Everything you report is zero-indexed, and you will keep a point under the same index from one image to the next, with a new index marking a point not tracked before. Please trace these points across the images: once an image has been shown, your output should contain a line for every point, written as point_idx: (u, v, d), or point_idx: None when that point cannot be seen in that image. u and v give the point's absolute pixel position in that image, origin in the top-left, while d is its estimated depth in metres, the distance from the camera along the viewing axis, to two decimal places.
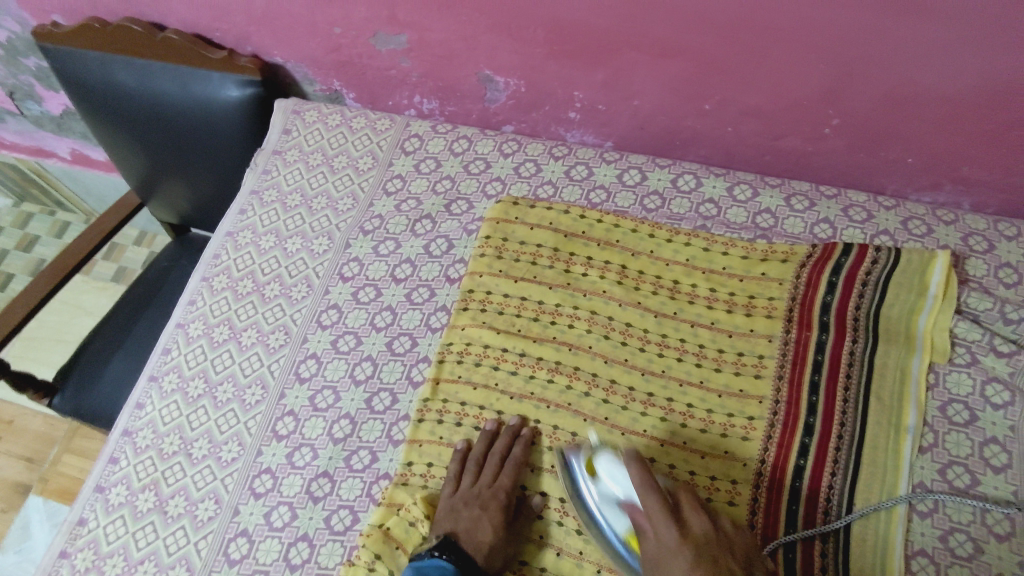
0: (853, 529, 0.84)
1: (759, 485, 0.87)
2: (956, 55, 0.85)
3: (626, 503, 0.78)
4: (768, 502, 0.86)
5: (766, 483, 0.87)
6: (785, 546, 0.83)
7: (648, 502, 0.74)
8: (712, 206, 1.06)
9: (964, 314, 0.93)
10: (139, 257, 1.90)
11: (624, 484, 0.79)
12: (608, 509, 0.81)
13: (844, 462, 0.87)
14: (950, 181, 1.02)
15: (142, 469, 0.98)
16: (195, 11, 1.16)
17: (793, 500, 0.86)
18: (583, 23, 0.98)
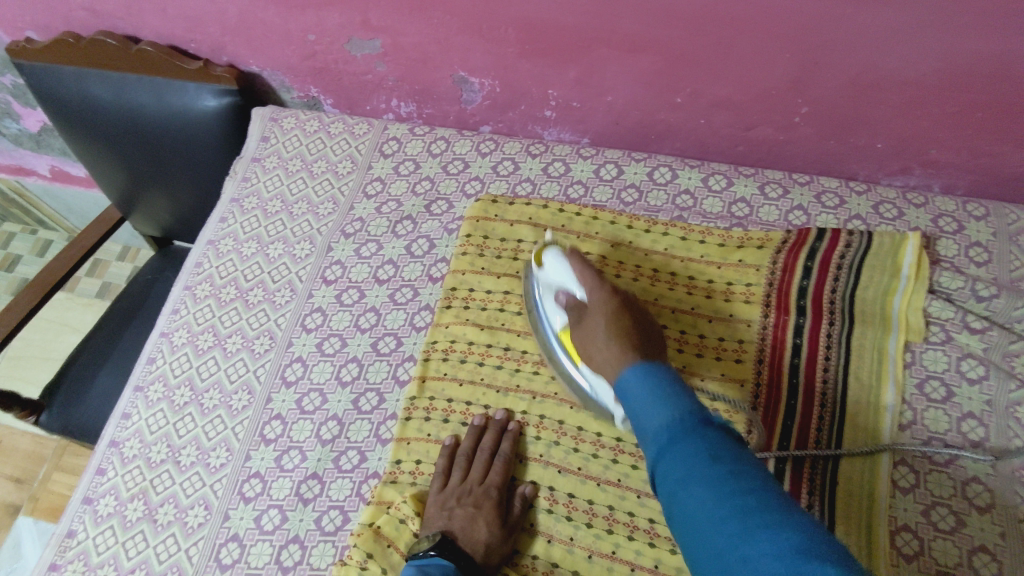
0: (836, 503, 0.82)
1: (757, 393, 0.89)
2: (918, 40, 0.85)
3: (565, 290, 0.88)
4: (767, 410, 0.88)
5: (767, 364, 0.91)
6: (777, 458, 0.85)
7: (585, 283, 0.85)
8: (689, 197, 1.05)
9: (936, 294, 0.93)
10: (123, 272, 1.95)
11: (564, 274, 0.88)
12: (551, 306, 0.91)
13: (827, 414, 0.87)
14: (919, 164, 1.03)
15: (129, 479, 0.95)
16: (169, 23, 1.17)
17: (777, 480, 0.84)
18: (553, 20, 0.97)
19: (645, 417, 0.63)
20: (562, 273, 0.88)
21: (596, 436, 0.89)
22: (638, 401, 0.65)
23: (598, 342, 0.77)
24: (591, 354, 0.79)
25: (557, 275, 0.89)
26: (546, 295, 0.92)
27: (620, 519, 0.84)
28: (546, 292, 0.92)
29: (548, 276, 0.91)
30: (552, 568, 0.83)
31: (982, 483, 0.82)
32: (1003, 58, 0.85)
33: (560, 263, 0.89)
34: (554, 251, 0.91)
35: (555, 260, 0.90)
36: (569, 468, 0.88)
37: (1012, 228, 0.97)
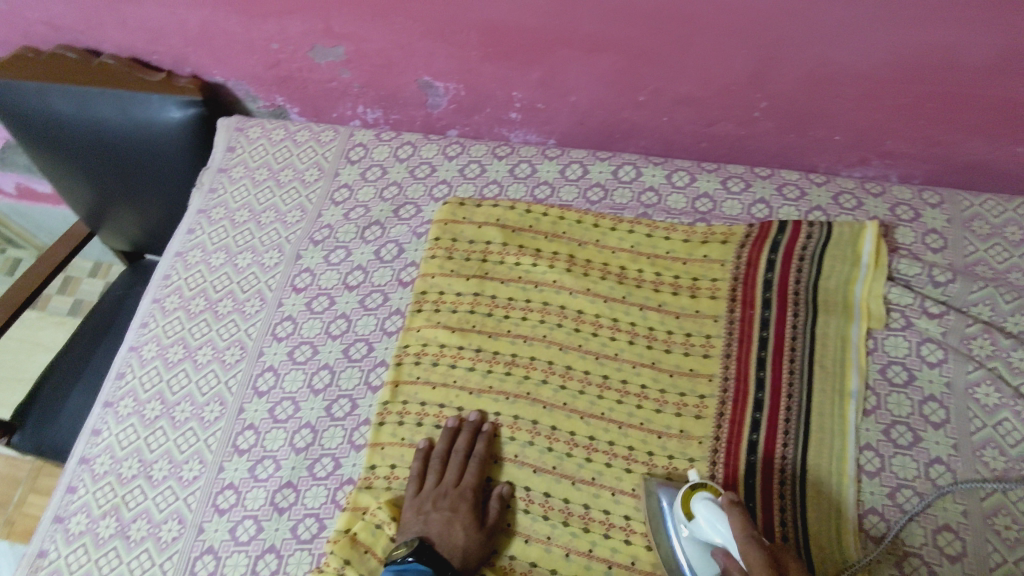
0: (807, 505, 0.83)
1: (716, 445, 0.87)
2: (867, 33, 0.88)
3: (723, 553, 0.75)
4: (727, 482, 0.85)
5: (726, 435, 0.88)
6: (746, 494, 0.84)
7: (750, 559, 0.70)
8: (653, 194, 1.07)
9: (895, 281, 0.95)
10: (95, 289, 1.92)
11: (725, 536, 0.75)
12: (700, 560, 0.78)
13: (789, 494, 0.83)
14: (876, 156, 1.05)
15: (101, 495, 0.94)
16: (131, 35, 1.17)
17: (748, 497, 0.84)
18: (513, 23, 0.98)
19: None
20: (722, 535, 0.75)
21: (570, 436, 0.90)
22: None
23: None
24: None
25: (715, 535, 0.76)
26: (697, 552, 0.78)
27: (596, 518, 0.85)
28: (694, 547, 0.78)
29: (701, 529, 0.77)
30: (531, 568, 0.84)
31: (944, 464, 0.84)
32: (948, 49, 0.87)
33: (718, 521, 0.76)
34: (708, 502, 0.78)
35: (710, 517, 0.76)
36: (544, 468, 0.88)
37: (966, 214, 1.00)
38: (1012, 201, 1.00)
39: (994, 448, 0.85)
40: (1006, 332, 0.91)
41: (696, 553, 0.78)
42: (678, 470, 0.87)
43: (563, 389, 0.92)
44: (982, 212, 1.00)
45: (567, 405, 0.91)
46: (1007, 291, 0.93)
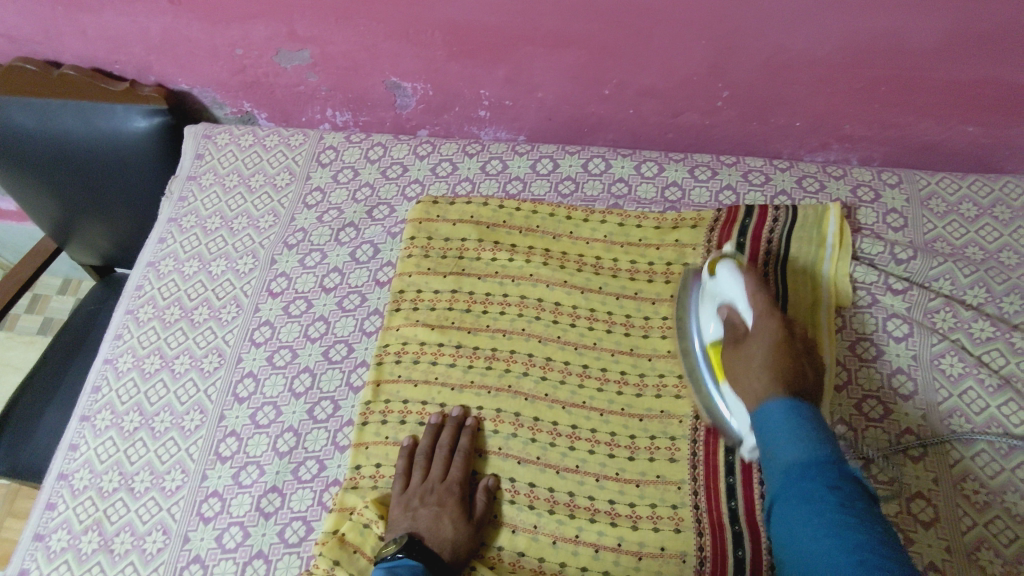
0: (786, 278, 0.97)
1: (697, 425, 0.89)
2: (818, 20, 0.90)
3: (730, 307, 0.87)
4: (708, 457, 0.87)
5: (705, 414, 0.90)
6: (727, 470, 0.86)
7: (755, 303, 0.83)
8: (623, 185, 1.08)
9: (860, 260, 0.98)
10: (65, 307, 1.88)
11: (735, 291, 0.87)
12: (707, 315, 0.90)
13: (771, 268, 0.97)
14: (836, 140, 1.08)
15: (81, 511, 0.93)
16: (91, 45, 1.16)
17: (729, 472, 0.85)
18: (476, 22, 0.99)
19: (778, 451, 0.70)
20: (733, 291, 0.86)
21: (552, 426, 0.91)
22: (776, 438, 0.71)
23: (755, 382, 0.77)
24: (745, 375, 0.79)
25: (727, 292, 0.87)
26: (707, 306, 0.90)
27: (581, 505, 0.86)
28: (706, 303, 0.91)
29: (719, 288, 0.88)
30: (519, 557, 0.85)
31: (915, 435, 0.87)
32: (896, 33, 0.91)
33: (735, 280, 0.86)
34: (731, 265, 0.88)
35: (729, 277, 0.87)
36: (528, 459, 0.89)
37: (924, 193, 1.03)
38: (965, 178, 1.04)
39: (960, 416, 0.88)
40: (967, 304, 0.95)
41: (705, 310, 0.91)
42: (660, 450, 0.89)
43: (543, 379, 0.94)
44: (939, 190, 1.03)
45: (549, 395, 0.93)
46: (965, 265, 0.97)
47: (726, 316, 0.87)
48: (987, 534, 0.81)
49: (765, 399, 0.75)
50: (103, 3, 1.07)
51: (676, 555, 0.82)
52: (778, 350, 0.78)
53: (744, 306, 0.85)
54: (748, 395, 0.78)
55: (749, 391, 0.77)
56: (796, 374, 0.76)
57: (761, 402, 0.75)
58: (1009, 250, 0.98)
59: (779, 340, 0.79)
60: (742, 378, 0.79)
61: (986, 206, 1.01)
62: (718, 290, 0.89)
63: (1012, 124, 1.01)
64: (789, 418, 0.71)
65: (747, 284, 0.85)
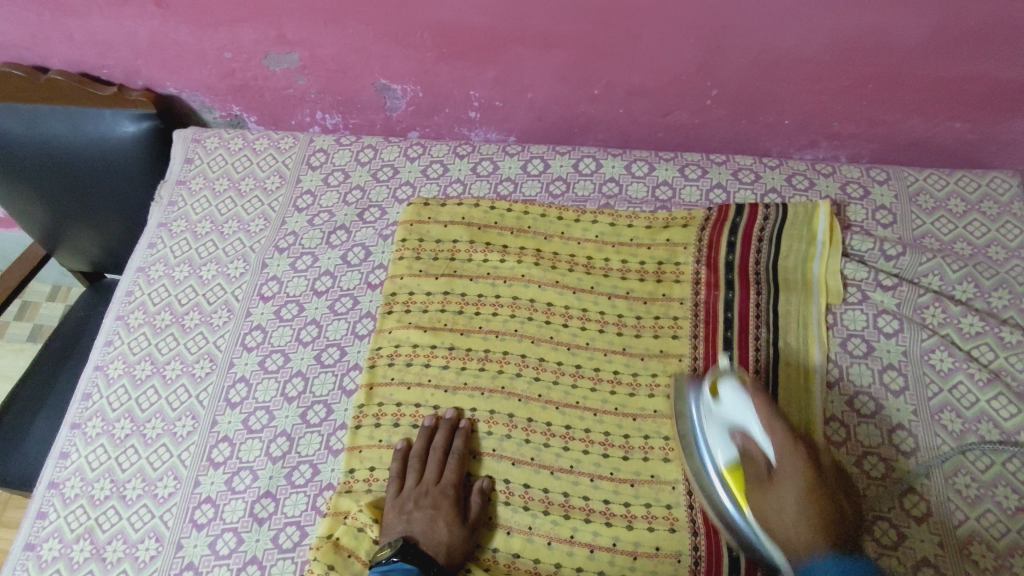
0: (778, 289, 0.96)
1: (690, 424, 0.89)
2: (806, 18, 0.91)
3: (743, 433, 0.83)
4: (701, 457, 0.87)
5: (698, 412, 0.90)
6: None
7: (774, 436, 0.80)
8: (614, 185, 1.09)
9: (850, 257, 0.99)
10: (54, 313, 1.87)
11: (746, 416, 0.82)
12: (714, 436, 0.85)
13: (763, 279, 0.97)
14: (825, 137, 1.09)
15: (73, 519, 0.92)
16: (78, 50, 1.15)
17: None
18: (465, 23, 0.99)
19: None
20: (745, 417, 0.82)
21: (546, 426, 0.91)
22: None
23: (799, 534, 0.76)
24: (781, 525, 0.78)
25: (738, 415, 0.83)
26: (713, 427, 0.85)
27: (576, 505, 0.86)
28: (710, 423, 0.85)
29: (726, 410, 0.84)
30: (514, 559, 0.85)
31: (906, 430, 0.87)
32: (883, 31, 0.91)
33: (746, 403, 0.82)
34: (736, 385, 0.84)
35: (739, 399, 0.83)
36: (522, 460, 0.89)
37: (912, 189, 1.04)
38: (953, 174, 1.05)
39: (951, 411, 0.88)
40: (956, 300, 0.95)
41: (711, 431, 0.85)
42: (654, 449, 0.89)
43: (537, 380, 0.94)
44: (926, 186, 1.04)
45: (542, 396, 0.93)
46: (953, 260, 0.97)
47: (740, 440, 0.83)
48: (978, 528, 0.81)
49: (811, 554, 0.75)
50: (89, 7, 1.07)
51: (671, 555, 0.82)
52: (812, 490, 0.77)
53: (760, 435, 0.81)
54: (787, 544, 0.77)
55: (789, 540, 0.77)
56: (836, 523, 0.76)
57: (803, 559, 0.75)
58: (996, 245, 0.99)
59: (807, 479, 0.78)
60: (776, 525, 0.78)
61: (973, 202, 1.02)
62: (725, 412, 0.84)
63: (998, 121, 1.01)
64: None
65: (757, 410, 0.81)
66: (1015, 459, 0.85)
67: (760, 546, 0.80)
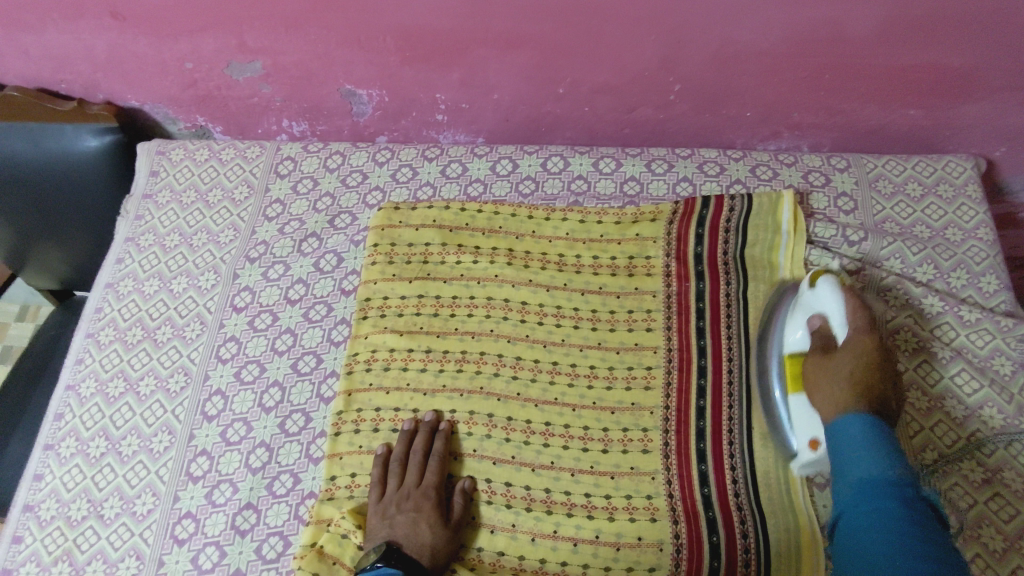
0: (748, 276, 0.99)
1: (667, 414, 0.91)
2: (760, 12, 0.93)
3: (824, 321, 0.87)
4: (679, 446, 0.89)
5: (674, 403, 0.91)
6: (699, 458, 0.88)
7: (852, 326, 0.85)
8: (583, 182, 1.10)
9: (815, 244, 1.01)
10: (24, 334, 1.82)
11: (832, 307, 0.87)
12: (794, 319, 0.90)
13: (732, 267, 0.99)
14: (786, 128, 1.11)
15: (50, 542, 0.91)
16: (35, 64, 1.13)
17: (701, 460, 0.88)
18: (427, 26, 1.00)
19: (847, 463, 0.75)
20: (832, 307, 0.87)
21: (526, 424, 0.92)
22: (851, 451, 0.75)
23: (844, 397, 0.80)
24: (829, 389, 0.82)
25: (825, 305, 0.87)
26: (795, 313, 0.90)
27: (558, 500, 0.87)
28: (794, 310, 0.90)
29: (817, 299, 0.88)
30: (499, 557, 0.85)
31: None
32: (836, 22, 0.93)
33: (836, 296, 0.87)
34: (833, 282, 0.88)
35: (831, 291, 0.88)
36: (503, 459, 0.90)
37: (872, 176, 1.07)
38: (910, 159, 1.08)
39: (917, 389, 0.91)
40: (917, 281, 0.98)
41: (791, 318, 0.90)
42: (633, 441, 0.90)
43: (515, 379, 0.94)
44: (885, 172, 1.07)
45: (521, 395, 0.93)
46: (913, 243, 1.00)
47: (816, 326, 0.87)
48: (947, 502, 0.83)
49: (846, 411, 0.79)
50: (42, 20, 1.05)
51: (654, 544, 0.84)
52: (869, 364, 0.82)
53: (840, 325, 0.86)
54: (828, 407, 0.81)
55: (832, 402, 0.81)
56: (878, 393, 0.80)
57: (839, 414, 0.79)
58: (953, 227, 1.02)
59: (871, 359, 0.82)
60: (824, 389, 0.82)
61: (930, 186, 1.05)
62: (814, 301, 0.89)
63: (950, 107, 1.05)
64: (868, 434, 0.75)
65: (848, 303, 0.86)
66: (979, 433, 0.87)
67: (785, 429, 0.87)
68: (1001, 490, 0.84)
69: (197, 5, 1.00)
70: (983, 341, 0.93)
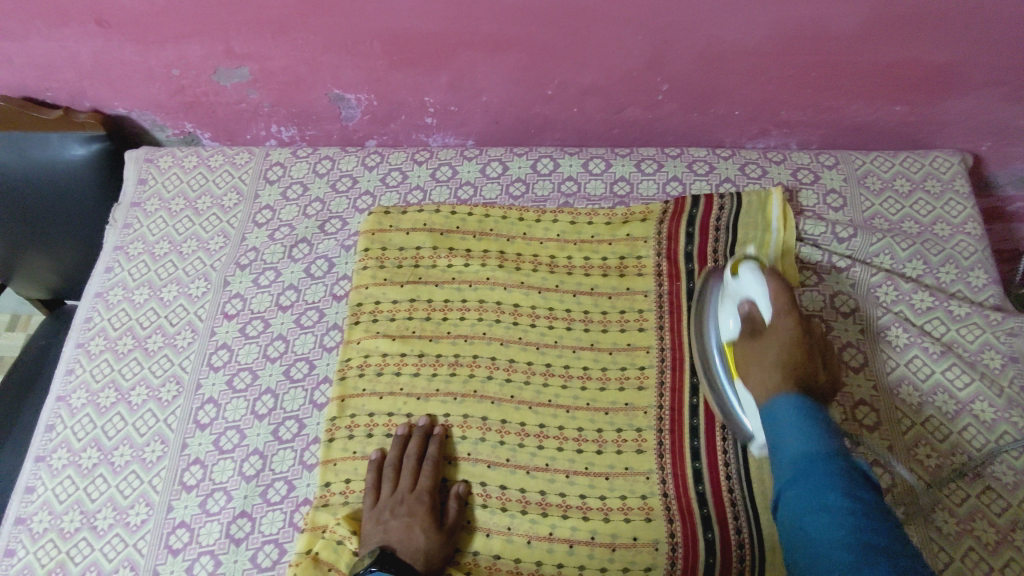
0: None
1: (661, 414, 0.91)
2: (745, 12, 0.93)
3: (751, 303, 0.86)
4: (673, 444, 0.89)
5: (668, 404, 0.91)
6: (692, 456, 0.88)
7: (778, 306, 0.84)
8: (573, 183, 1.10)
9: (805, 242, 1.01)
10: (13, 343, 1.81)
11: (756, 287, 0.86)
12: (726, 311, 0.89)
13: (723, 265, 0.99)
14: (775, 126, 1.12)
15: (43, 555, 0.90)
16: (21, 73, 1.12)
17: (695, 457, 0.88)
18: (414, 29, 0.99)
19: (785, 444, 0.72)
20: (754, 288, 0.86)
21: (520, 427, 0.92)
22: (781, 429, 0.74)
23: (770, 379, 0.79)
24: (758, 374, 0.81)
25: (749, 290, 0.87)
26: (726, 303, 0.90)
27: (553, 502, 0.87)
28: (726, 301, 0.90)
29: (738, 284, 0.88)
30: (495, 560, 0.85)
31: (868, 405, 0.90)
32: (820, 20, 0.94)
33: (756, 278, 0.87)
34: (754, 264, 0.88)
35: (751, 274, 0.87)
36: (497, 462, 0.90)
37: (860, 172, 1.07)
38: (897, 155, 1.08)
39: (908, 385, 0.91)
40: (907, 277, 0.99)
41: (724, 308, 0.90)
42: (627, 442, 0.90)
43: (508, 381, 0.94)
44: (873, 169, 1.07)
45: (515, 397, 0.93)
46: (902, 239, 1.01)
47: (745, 310, 0.87)
48: (941, 495, 0.84)
49: (776, 395, 0.78)
50: (27, 29, 1.04)
51: (649, 544, 0.84)
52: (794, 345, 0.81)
53: (766, 306, 0.85)
54: (760, 390, 0.80)
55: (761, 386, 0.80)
56: (807, 371, 0.80)
57: (767, 397, 0.78)
58: (942, 222, 1.02)
59: (796, 338, 0.82)
60: (754, 375, 0.81)
61: (917, 181, 1.06)
62: (738, 287, 0.89)
63: (936, 103, 1.05)
64: (800, 416, 0.73)
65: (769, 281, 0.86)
66: (970, 427, 0.88)
67: (735, 410, 0.87)
68: (992, 483, 0.84)
69: (181, 12, 1.00)
70: (973, 336, 0.94)
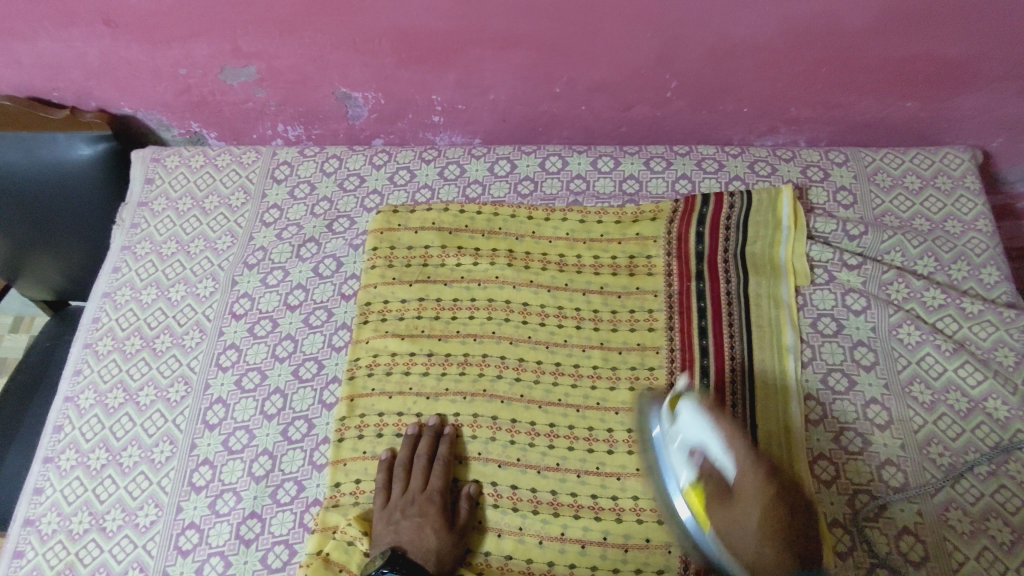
0: (748, 275, 0.98)
1: None
2: (756, 7, 0.92)
3: (704, 453, 0.76)
4: None
5: None
6: None
7: (737, 452, 0.74)
8: (582, 181, 1.09)
9: (815, 239, 1.01)
10: (19, 343, 1.81)
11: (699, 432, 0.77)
12: (678, 460, 0.79)
13: (732, 264, 0.99)
14: (783, 123, 1.11)
15: (52, 556, 0.89)
16: (27, 73, 1.12)
17: None
18: (423, 26, 0.99)
19: None
20: (701, 435, 0.76)
21: (530, 426, 0.91)
22: None
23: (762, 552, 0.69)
24: (744, 545, 0.71)
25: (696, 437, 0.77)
26: (673, 448, 0.80)
27: (565, 502, 0.87)
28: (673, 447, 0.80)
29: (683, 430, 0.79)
30: (507, 561, 0.85)
31: (880, 404, 0.90)
32: (832, 15, 0.93)
33: (701, 421, 0.77)
34: (693, 404, 0.79)
35: (694, 418, 0.78)
36: (508, 461, 0.89)
37: (870, 169, 1.07)
38: (907, 152, 1.08)
39: (921, 383, 0.91)
40: (918, 274, 0.98)
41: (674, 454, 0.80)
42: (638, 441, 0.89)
43: (518, 380, 0.94)
44: (884, 166, 1.07)
45: (524, 397, 0.93)
46: (913, 236, 1.00)
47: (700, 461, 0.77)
48: (955, 494, 0.83)
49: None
50: (35, 29, 1.04)
51: (662, 545, 0.83)
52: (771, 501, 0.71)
53: (721, 452, 0.75)
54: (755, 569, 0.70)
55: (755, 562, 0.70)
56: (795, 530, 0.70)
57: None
58: (953, 219, 1.02)
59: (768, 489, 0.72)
60: (740, 545, 0.71)
61: (928, 178, 1.05)
62: (682, 433, 0.79)
63: (946, 99, 1.05)
64: None
65: (716, 424, 0.76)
66: (983, 425, 0.87)
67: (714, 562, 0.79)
68: (1007, 482, 0.84)
69: (190, 10, 0.99)
70: (985, 333, 0.93)
